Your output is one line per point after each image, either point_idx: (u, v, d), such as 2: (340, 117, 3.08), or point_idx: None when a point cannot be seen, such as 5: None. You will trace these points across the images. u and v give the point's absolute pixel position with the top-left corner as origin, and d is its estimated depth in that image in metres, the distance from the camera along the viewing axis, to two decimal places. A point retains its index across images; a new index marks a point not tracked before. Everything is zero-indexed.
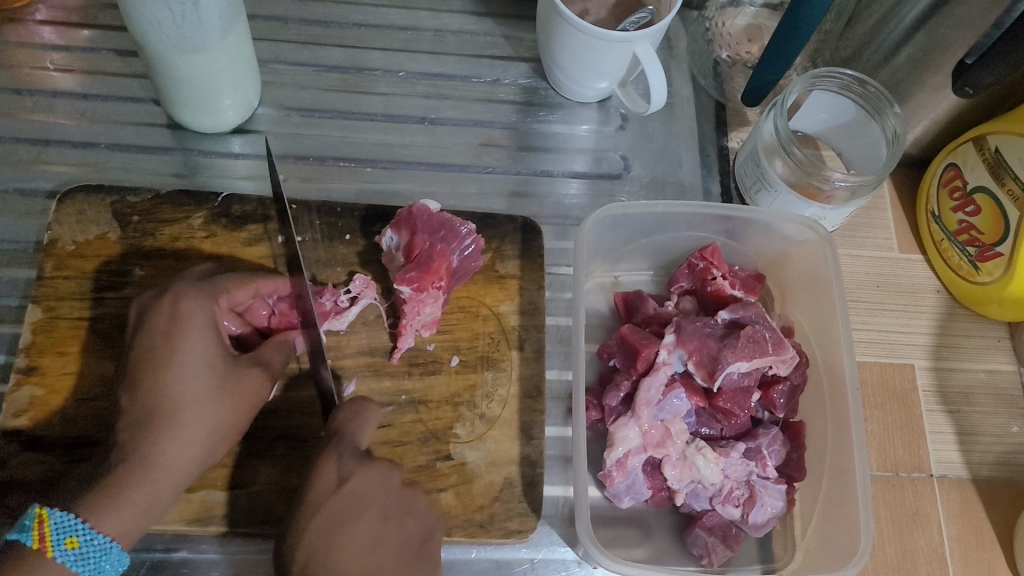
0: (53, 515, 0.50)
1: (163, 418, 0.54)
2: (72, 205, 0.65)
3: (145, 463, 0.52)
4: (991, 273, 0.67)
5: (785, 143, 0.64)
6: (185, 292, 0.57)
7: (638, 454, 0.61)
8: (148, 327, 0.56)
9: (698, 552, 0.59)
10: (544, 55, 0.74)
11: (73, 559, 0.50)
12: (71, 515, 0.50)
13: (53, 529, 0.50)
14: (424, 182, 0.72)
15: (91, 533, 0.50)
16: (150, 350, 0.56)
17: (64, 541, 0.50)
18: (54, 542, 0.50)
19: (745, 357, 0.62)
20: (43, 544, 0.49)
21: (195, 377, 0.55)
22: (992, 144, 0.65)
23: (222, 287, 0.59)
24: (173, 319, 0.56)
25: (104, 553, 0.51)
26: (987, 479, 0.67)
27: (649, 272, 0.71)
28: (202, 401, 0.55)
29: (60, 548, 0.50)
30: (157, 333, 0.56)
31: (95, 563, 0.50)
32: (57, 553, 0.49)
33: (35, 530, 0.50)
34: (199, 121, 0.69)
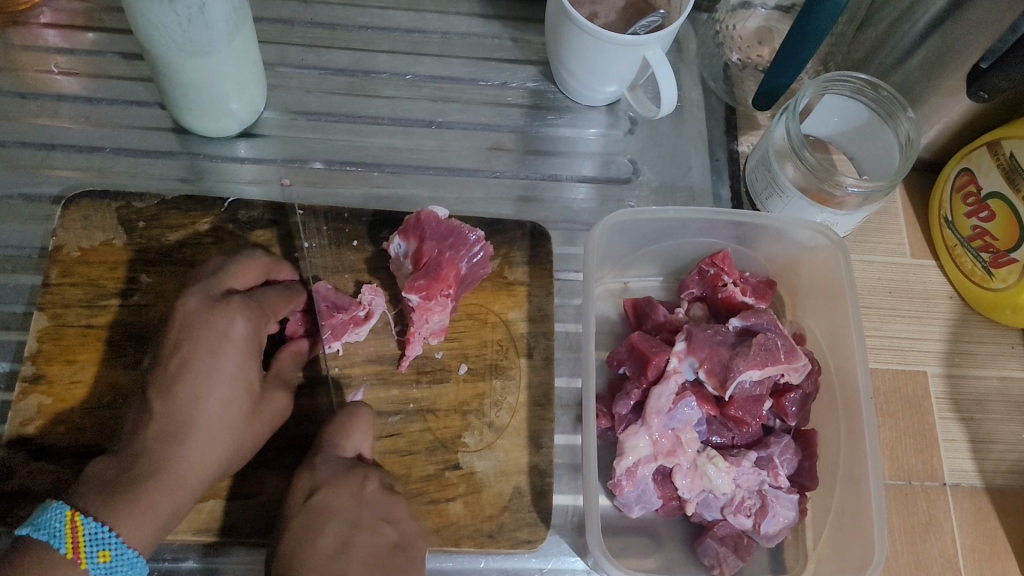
0: (87, 524, 0.49)
1: (199, 433, 0.53)
2: (77, 211, 0.65)
3: (168, 475, 0.52)
4: (1005, 280, 0.67)
5: (797, 147, 0.63)
6: (240, 307, 0.57)
7: (649, 463, 0.60)
8: (195, 336, 0.55)
9: (710, 562, 0.59)
10: (553, 58, 0.74)
11: (102, 572, 0.49)
12: (105, 526, 0.49)
13: (87, 540, 0.48)
14: (431, 186, 0.72)
15: (122, 547, 0.49)
16: (194, 358, 0.55)
17: (97, 553, 0.48)
18: (87, 554, 0.48)
19: (757, 365, 0.61)
20: (76, 555, 0.48)
21: (234, 394, 0.55)
22: (1006, 149, 0.64)
23: (267, 305, 0.59)
24: (226, 334, 0.56)
25: (131, 565, 0.50)
26: (1001, 488, 0.66)
27: (659, 278, 0.71)
28: (238, 421, 0.55)
29: (92, 561, 0.48)
30: (205, 342, 0.55)
31: (123, 575, 0.49)
32: (89, 566, 0.48)
33: (68, 537, 0.48)
34: (207, 126, 0.69)
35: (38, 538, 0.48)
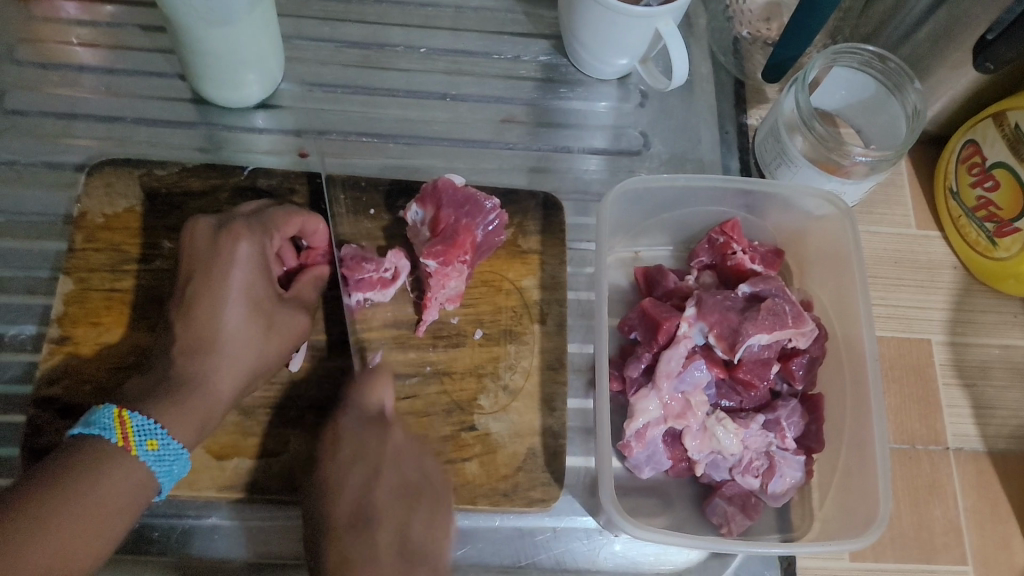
0: (134, 417, 0.52)
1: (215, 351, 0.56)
2: (100, 177, 0.66)
3: (199, 383, 0.55)
4: (1008, 249, 0.68)
5: (806, 117, 0.65)
6: (242, 231, 0.59)
7: (658, 425, 0.62)
8: (206, 262, 0.58)
9: (718, 521, 0.60)
10: (566, 31, 0.75)
11: (152, 461, 0.51)
12: (150, 420, 0.52)
13: (136, 431, 0.51)
14: (445, 157, 0.73)
15: (168, 438, 0.52)
16: (206, 281, 0.58)
17: (145, 443, 0.52)
18: (137, 443, 0.51)
19: (766, 329, 0.62)
20: (128, 444, 0.51)
21: (246, 312, 0.58)
22: (1011, 120, 0.65)
23: (273, 226, 0.61)
24: (230, 258, 0.58)
25: (176, 457, 0.53)
26: (1003, 452, 0.68)
27: (668, 248, 0.72)
28: (254, 336, 0.58)
29: (141, 449, 0.51)
30: (212, 269, 0.58)
31: (167, 465, 0.52)
32: (140, 453, 0.51)
33: (117, 429, 0.51)
34: (238, 97, 0.71)
35: (88, 433, 0.51)
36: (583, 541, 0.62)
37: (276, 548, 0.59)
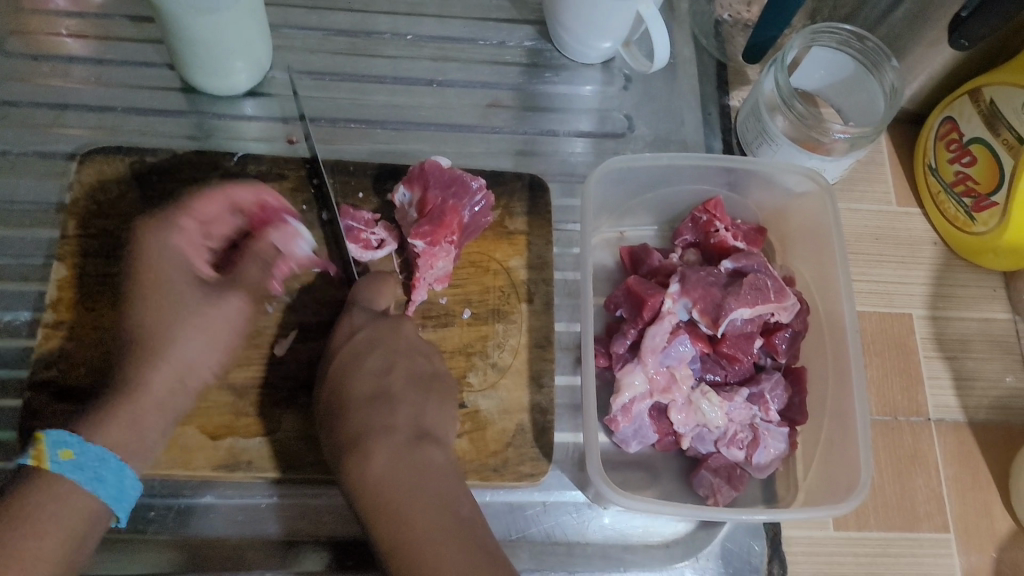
0: (47, 433, 0.54)
1: (148, 355, 0.58)
2: (92, 166, 0.67)
3: (136, 392, 0.57)
4: (986, 223, 0.69)
5: (786, 97, 0.66)
6: (144, 227, 0.62)
7: (644, 399, 0.63)
8: (136, 268, 0.61)
9: (704, 492, 0.62)
10: (549, 16, 0.76)
11: (71, 469, 0.53)
12: (67, 432, 0.54)
13: (50, 445, 0.53)
14: (433, 141, 0.74)
15: (84, 446, 0.54)
16: (137, 287, 0.60)
17: (59, 454, 0.53)
18: (51, 456, 0.53)
19: (748, 304, 0.64)
20: (41, 460, 0.53)
21: (177, 313, 0.60)
22: (986, 96, 0.67)
23: (186, 217, 0.62)
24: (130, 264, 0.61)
25: (100, 459, 0.54)
26: (983, 422, 0.69)
27: (653, 228, 0.73)
28: (185, 337, 0.59)
29: (57, 461, 0.53)
30: (137, 277, 0.60)
31: (93, 471, 0.54)
32: (56, 466, 0.53)
33: (33, 450, 0.53)
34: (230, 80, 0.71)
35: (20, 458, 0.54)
36: (573, 515, 0.63)
37: (271, 526, 0.60)
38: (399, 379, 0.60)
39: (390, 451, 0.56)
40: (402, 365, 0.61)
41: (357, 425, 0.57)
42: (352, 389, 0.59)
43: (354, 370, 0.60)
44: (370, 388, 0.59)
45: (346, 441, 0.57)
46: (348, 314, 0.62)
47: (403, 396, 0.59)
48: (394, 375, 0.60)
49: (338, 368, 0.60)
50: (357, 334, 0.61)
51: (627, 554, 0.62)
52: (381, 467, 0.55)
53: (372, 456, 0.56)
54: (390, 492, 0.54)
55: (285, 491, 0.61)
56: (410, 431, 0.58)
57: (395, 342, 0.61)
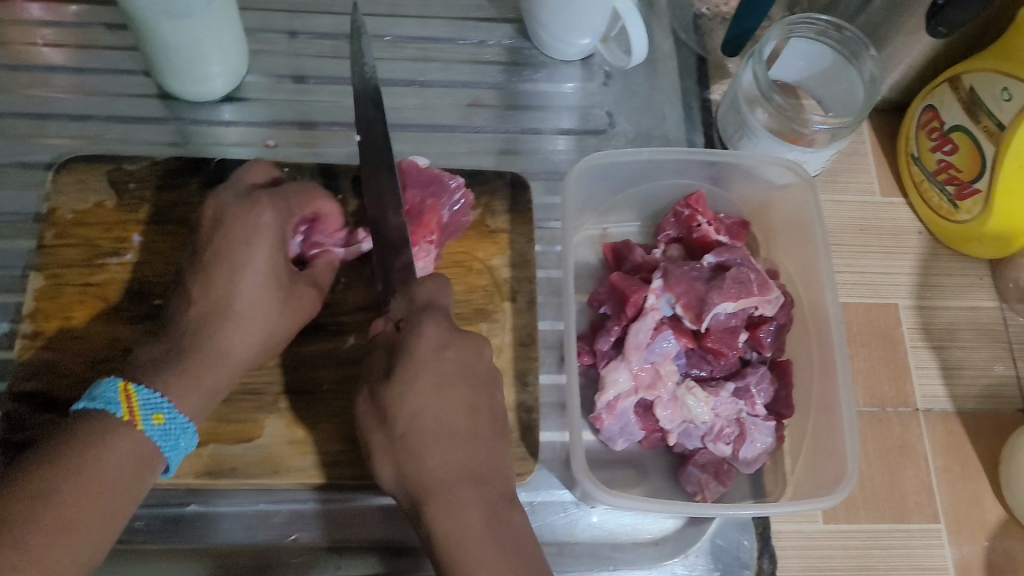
0: (139, 391, 0.52)
1: (224, 317, 0.56)
2: (72, 173, 0.66)
3: (214, 361, 0.55)
4: (969, 211, 0.69)
5: (765, 89, 0.66)
6: (264, 201, 0.58)
7: (629, 396, 0.63)
8: (222, 231, 0.57)
9: (692, 489, 0.61)
10: (527, 14, 0.75)
11: (157, 435, 0.52)
12: (156, 394, 0.52)
13: (143, 404, 0.52)
14: (413, 143, 0.74)
15: (173, 412, 0.52)
16: (227, 248, 0.57)
17: (150, 417, 0.52)
18: (143, 418, 0.51)
19: (731, 298, 0.63)
20: (133, 417, 0.51)
21: (263, 284, 0.57)
22: (966, 83, 0.67)
23: (293, 203, 0.60)
24: (247, 227, 0.57)
25: (182, 430, 0.53)
26: (973, 411, 0.69)
27: (637, 223, 0.73)
28: (265, 309, 0.57)
29: (147, 423, 0.51)
30: (232, 233, 0.57)
31: (173, 439, 0.52)
32: (145, 427, 0.51)
33: (123, 404, 0.51)
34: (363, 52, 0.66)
35: (93, 408, 0.51)
36: (561, 514, 0.63)
37: (267, 533, 0.59)
38: (483, 418, 0.53)
39: (482, 498, 0.49)
40: (481, 396, 0.53)
41: (450, 468, 0.49)
42: (441, 416, 0.51)
43: (440, 391, 0.52)
44: (461, 421, 0.51)
45: (429, 484, 0.49)
46: (425, 328, 0.54)
47: (487, 438, 0.52)
48: (476, 404, 0.53)
49: (421, 394, 0.51)
50: (445, 352, 0.53)
51: (617, 552, 0.62)
52: (473, 520, 0.48)
53: (463, 508, 0.48)
54: (485, 550, 0.47)
55: (329, 497, 0.60)
56: (496, 481, 0.51)
57: (473, 372, 0.54)
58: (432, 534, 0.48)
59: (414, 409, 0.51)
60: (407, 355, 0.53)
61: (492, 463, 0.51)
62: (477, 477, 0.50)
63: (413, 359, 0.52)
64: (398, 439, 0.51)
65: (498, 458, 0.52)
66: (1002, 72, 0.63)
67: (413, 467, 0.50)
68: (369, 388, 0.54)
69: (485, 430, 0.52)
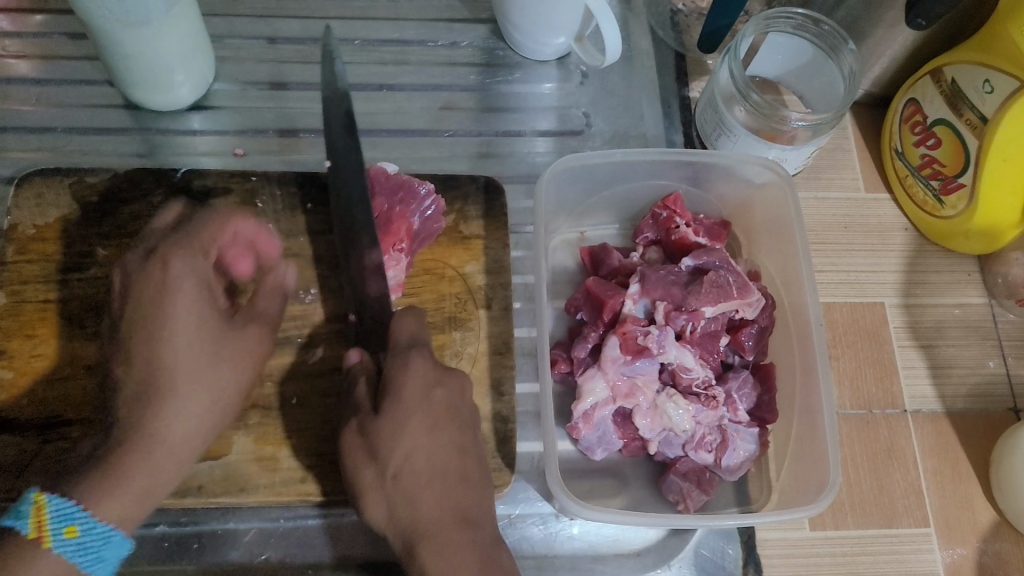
0: (52, 502, 0.48)
1: (159, 392, 0.52)
2: (30, 189, 0.64)
3: (150, 444, 0.51)
4: (955, 206, 0.68)
5: (741, 87, 0.64)
6: (173, 252, 0.55)
7: (607, 405, 0.61)
8: (136, 293, 0.54)
9: (674, 497, 0.59)
10: (498, 13, 0.74)
11: (74, 551, 0.48)
12: (71, 502, 0.48)
13: (54, 518, 0.47)
14: (386, 149, 0.72)
15: (91, 522, 0.48)
16: (138, 305, 0.54)
17: (63, 530, 0.47)
18: (53, 532, 0.47)
19: (709, 302, 0.62)
20: (42, 534, 0.47)
21: (194, 338, 0.54)
22: (948, 75, 0.65)
23: (203, 236, 0.57)
24: (163, 285, 0.54)
25: (105, 541, 0.49)
26: (961, 411, 0.67)
27: (615, 226, 0.72)
28: (200, 368, 0.53)
29: (60, 538, 0.47)
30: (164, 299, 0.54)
31: (96, 552, 0.49)
32: (58, 544, 0.47)
33: (32, 518, 0.47)
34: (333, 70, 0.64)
35: (6, 526, 0.47)
36: (540, 527, 0.61)
37: (237, 552, 0.57)
38: (472, 460, 0.53)
39: (471, 542, 0.49)
40: (469, 435, 0.54)
41: (439, 512, 0.49)
42: (421, 461, 0.51)
43: (423, 442, 0.51)
44: (452, 462, 0.51)
45: (421, 523, 0.49)
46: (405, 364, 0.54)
47: (477, 480, 0.52)
48: (463, 442, 0.53)
49: (412, 437, 0.51)
50: (434, 392, 0.53)
51: (598, 564, 0.60)
52: (466, 563, 0.47)
53: (455, 549, 0.48)
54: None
55: (331, 512, 0.59)
56: (486, 523, 0.51)
57: (460, 409, 0.54)
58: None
59: (405, 452, 0.51)
60: (395, 394, 0.53)
61: (477, 500, 0.51)
62: (468, 519, 0.50)
63: (400, 399, 0.52)
64: (389, 477, 0.51)
65: (485, 497, 0.52)
66: (983, 64, 0.62)
67: (403, 512, 0.50)
68: (356, 425, 0.53)
69: (473, 471, 0.52)
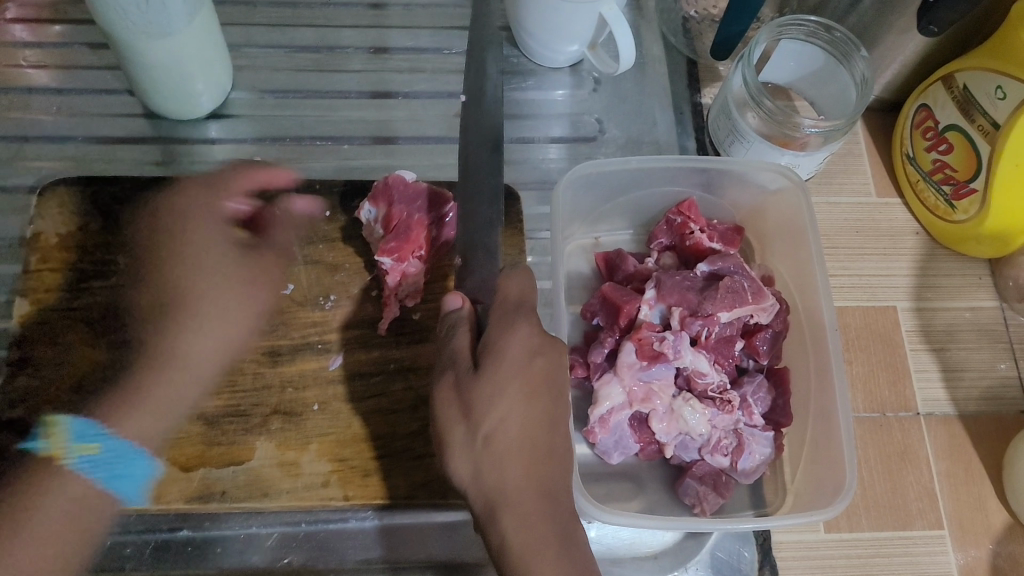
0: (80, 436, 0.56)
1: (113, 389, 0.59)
2: (53, 199, 0.65)
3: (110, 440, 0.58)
4: (966, 211, 0.68)
5: (755, 94, 0.65)
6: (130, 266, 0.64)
7: (623, 410, 0.61)
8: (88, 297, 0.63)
9: (690, 501, 0.60)
10: (513, 22, 0.75)
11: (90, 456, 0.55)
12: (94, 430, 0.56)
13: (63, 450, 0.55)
14: (402, 156, 0.73)
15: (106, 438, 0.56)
16: (115, 324, 0.62)
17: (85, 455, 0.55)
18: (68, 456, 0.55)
19: (725, 308, 0.63)
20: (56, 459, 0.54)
21: (153, 349, 0.61)
22: (959, 81, 0.66)
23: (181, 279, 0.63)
24: (121, 296, 0.63)
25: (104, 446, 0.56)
26: (974, 414, 0.67)
27: (629, 231, 0.72)
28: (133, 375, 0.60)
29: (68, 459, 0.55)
30: (101, 316, 0.62)
31: (119, 467, 0.57)
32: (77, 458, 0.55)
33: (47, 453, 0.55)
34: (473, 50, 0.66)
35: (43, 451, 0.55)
36: None
37: (258, 556, 0.58)
38: (560, 433, 0.51)
39: (546, 512, 0.48)
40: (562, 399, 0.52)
41: (527, 484, 0.48)
42: (512, 426, 0.49)
43: (517, 407, 0.49)
44: (543, 435, 0.50)
45: (508, 490, 0.48)
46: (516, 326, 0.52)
47: (563, 454, 0.51)
48: (556, 404, 0.51)
49: (508, 404, 0.49)
50: (535, 360, 0.51)
51: (615, 567, 0.61)
52: (545, 536, 0.47)
53: (537, 522, 0.47)
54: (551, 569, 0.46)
55: (388, 514, 0.58)
56: (566, 498, 0.50)
57: (555, 378, 0.52)
58: (504, 544, 0.47)
59: (501, 416, 0.49)
60: (498, 354, 0.51)
61: (558, 464, 0.50)
62: (551, 491, 0.49)
63: (501, 363, 0.50)
64: (480, 439, 0.49)
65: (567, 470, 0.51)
66: (997, 70, 0.62)
67: (489, 475, 0.48)
68: (454, 378, 0.51)
69: (559, 440, 0.51)
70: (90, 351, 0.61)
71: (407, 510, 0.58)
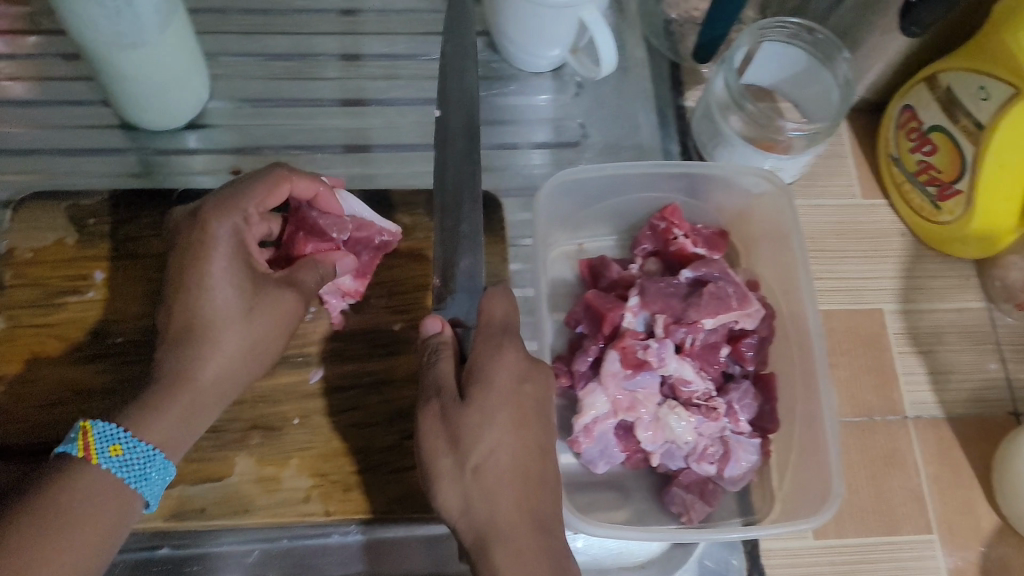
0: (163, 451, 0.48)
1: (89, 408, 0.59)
2: (25, 214, 0.64)
3: None
4: (952, 212, 0.68)
5: (737, 98, 0.65)
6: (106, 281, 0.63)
7: (608, 419, 0.61)
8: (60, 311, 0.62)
9: (677, 509, 0.59)
10: (493, 27, 0.74)
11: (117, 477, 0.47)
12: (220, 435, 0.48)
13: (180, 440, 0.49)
14: (381, 165, 0.72)
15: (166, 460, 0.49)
16: (88, 339, 0.61)
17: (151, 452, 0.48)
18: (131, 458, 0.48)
19: (710, 314, 0.62)
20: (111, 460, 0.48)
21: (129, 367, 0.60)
22: (942, 82, 0.65)
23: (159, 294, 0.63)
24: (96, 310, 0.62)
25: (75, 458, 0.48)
26: (961, 417, 0.67)
27: (613, 237, 0.72)
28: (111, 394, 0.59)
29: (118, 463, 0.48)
30: (75, 330, 0.61)
31: (140, 470, 0.49)
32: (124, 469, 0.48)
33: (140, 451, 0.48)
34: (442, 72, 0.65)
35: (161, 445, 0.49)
36: None
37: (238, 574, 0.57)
38: (550, 461, 0.50)
39: (541, 545, 0.47)
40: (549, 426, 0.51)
41: (519, 516, 0.47)
42: (502, 456, 0.48)
43: (506, 436, 0.49)
44: (533, 463, 0.49)
45: (500, 524, 0.47)
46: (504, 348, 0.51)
47: (552, 483, 0.50)
48: (544, 433, 0.51)
49: (496, 434, 0.49)
50: (524, 386, 0.51)
51: None
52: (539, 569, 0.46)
53: (529, 556, 0.46)
54: None
55: (372, 527, 0.58)
56: (558, 528, 0.49)
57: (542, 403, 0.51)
58: None
59: (489, 447, 0.48)
60: (486, 382, 0.50)
61: (548, 496, 0.49)
62: (543, 523, 0.48)
63: (489, 390, 0.50)
64: (469, 471, 0.48)
65: (557, 500, 0.50)
66: (980, 70, 0.61)
67: (479, 508, 0.48)
68: (439, 407, 0.50)
69: (549, 471, 0.50)
70: (64, 366, 0.60)
71: (387, 526, 0.58)
